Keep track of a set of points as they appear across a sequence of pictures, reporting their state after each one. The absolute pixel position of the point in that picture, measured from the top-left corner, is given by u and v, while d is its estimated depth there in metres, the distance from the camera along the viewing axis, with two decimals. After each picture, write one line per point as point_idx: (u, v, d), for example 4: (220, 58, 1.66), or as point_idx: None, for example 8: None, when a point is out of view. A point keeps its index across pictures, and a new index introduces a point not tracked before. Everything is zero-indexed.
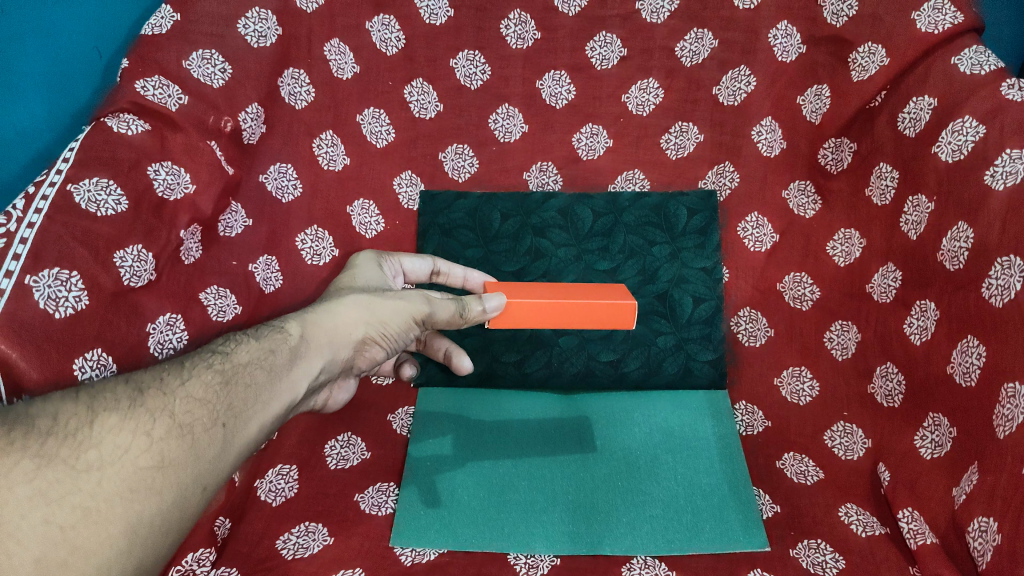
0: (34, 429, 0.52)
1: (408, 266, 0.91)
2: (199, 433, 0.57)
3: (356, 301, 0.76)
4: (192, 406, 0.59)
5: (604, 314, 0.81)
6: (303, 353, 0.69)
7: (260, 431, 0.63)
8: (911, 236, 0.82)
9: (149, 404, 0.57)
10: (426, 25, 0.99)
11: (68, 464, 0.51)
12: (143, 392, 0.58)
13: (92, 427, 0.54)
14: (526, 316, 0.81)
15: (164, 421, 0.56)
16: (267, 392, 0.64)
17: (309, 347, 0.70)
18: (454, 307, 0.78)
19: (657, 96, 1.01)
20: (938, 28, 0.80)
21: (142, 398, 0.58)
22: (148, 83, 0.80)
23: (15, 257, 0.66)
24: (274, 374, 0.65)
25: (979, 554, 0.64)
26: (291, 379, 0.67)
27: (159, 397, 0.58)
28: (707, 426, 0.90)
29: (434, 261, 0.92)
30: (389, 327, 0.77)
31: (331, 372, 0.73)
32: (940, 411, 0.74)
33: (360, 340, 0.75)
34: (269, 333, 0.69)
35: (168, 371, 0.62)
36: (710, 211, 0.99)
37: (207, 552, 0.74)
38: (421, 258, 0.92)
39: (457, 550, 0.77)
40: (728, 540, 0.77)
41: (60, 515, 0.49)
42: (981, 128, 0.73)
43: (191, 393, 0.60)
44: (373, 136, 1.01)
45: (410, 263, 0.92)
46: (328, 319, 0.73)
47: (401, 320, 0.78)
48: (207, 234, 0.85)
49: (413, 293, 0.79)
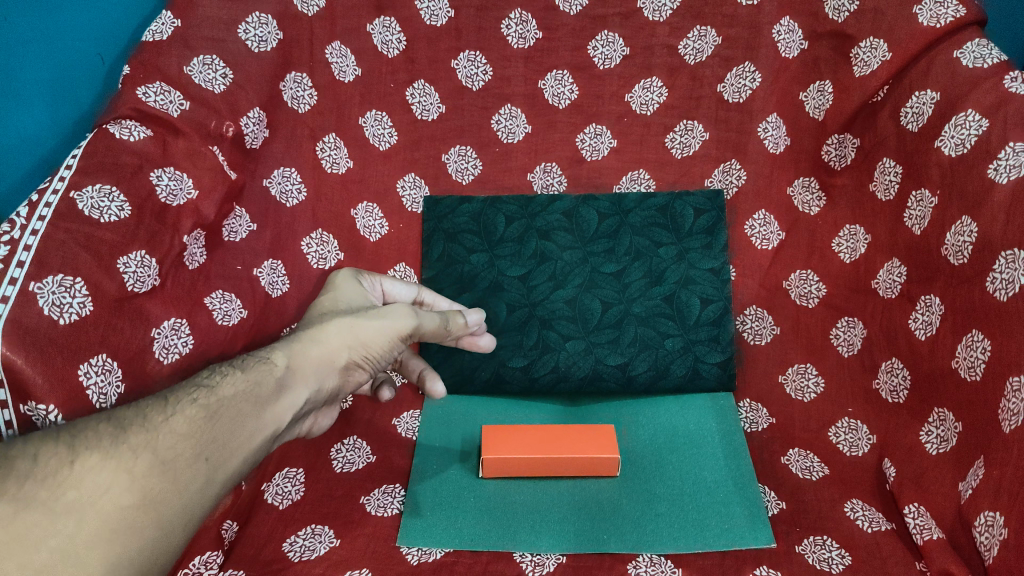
0: (12, 472, 0.52)
1: (391, 288, 0.91)
2: (182, 468, 0.58)
3: (341, 323, 0.75)
4: (177, 441, 0.59)
5: (589, 465, 0.83)
6: (290, 382, 0.69)
7: (246, 463, 0.63)
8: (915, 230, 0.82)
9: (132, 441, 0.57)
10: (426, 26, 0.98)
11: (48, 506, 0.51)
12: (126, 429, 0.58)
13: (73, 466, 0.54)
14: (510, 446, 0.83)
15: (146, 457, 0.57)
16: (252, 423, 0.64)
17: (296, 375, 0.70)
18: (439, 321, 0.82)
19: (661, 95, 1.00)
20: (941, 21, 0.80)
21: (125, 435, 0.58)
22: (150, 89, 0.81)
23: (20, 264, 0.66)
24: (261, 405, 0.65)
25: (986, 548, 0.64)
26: (277, 408, 0.67)
27: (143, 433, 0.58)
28: (712, 424, 0.90)
29: (421, 289, 0.92)
30: (375, 345, 0.76)
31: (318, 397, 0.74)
32: (945, 406, 0.75)
33: (346, 363, 0.74)
34: (256, 363, 0.69)
35: (152, 406, 0.62)
36: (718, 210, 0.98)
37: (213, 556, 0.75)
38: (407, 285, 0.91)
39: (463, 549, 0.77)
40: (735, 537, 0.76)
41: (39, 557, 0.49)
42: (985, 120, 0.73)
43: (175, 429, 0.60)
44: (377, 139, 1.01)
45: (393, 286, 0.91)
46: (314, 345, 0.73)
47: (385, 339, 0.77)
48: (211, 239, 0.86)
49: (399, 308, 0.79)
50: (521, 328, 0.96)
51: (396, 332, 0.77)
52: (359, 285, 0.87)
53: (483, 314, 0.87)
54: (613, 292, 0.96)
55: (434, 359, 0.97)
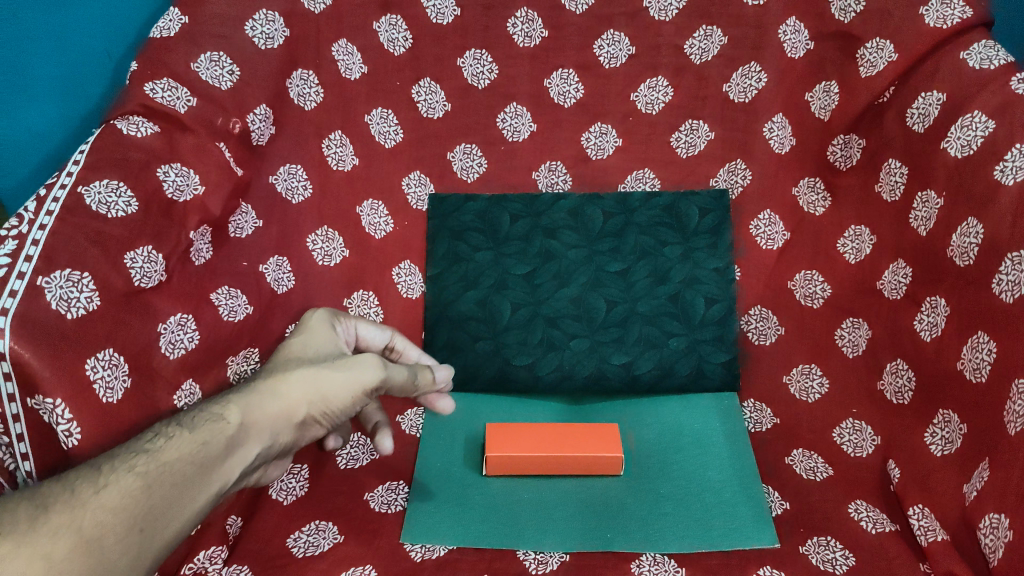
0: None
1: (365, 332, 0.84)
2: (110, 547, 0.52)
3: (303, 374, 0.68)
4: (108, 517, 0.52)
5: (593, 465, 0.83)
6: (242, 440, 0.63)
7: (184, 532, 0.58)
8: (921, 231, 0.82)
9: (53, 521, 0.50)
10: (432, 24, 0.98)
11: None
12: (45, 507, 0.51)
13: None
14: (515, 442, 0.84)
15: (69, 539, 0.50)
16: (195, 489, 0.58)
17: (249, 433, 0.63)
18: (408, 375, 0.74)
19: (667, 94, 0.99)
20: (947, 22, 0.80)
21: (44, 515, 0.50)
22: (157, 85, 0.81)
23: (28, 259, 0.66)
24: (206, 469, 0.59)
25: (990, 550, 0.64)
26: (225, 470, 0.61)
27: (67, 510, 0.51)
28: (717, 424, 0.90)
29: (393, 335, 0.86)
30: (338, 400, 0.68)
31: (274, 451, 0.67)
32: (950, 408, 0.75)
33: (304, 418, 0.67)
34: (205, 419, 0.62)
35: (81, 477, 0.54)
36: (722, 210, 0.99)
37: (218, 551, 0.75)
38: (381, 329, 0.85)
39: (466, 546, 0.77)
40: (738, 538, 0.76)
41: None
42: (991, 122, 0.73)
43: (107, 502, 0.53)
44: (382, 136, 1.01)
45: (367, 330, 0.84)
46: (271, 398, 0.66)
47: (350, 394, 0.69)
48: (217, 235, 0.86)
49: (371, 359, 0.71)
50: (526, 326, 0.96)
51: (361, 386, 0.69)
52: (332, 329, 0.79)
53: (451, 371, 0.80)
54: (618, 291, 0.96)
55: (439, 356, 0.97)
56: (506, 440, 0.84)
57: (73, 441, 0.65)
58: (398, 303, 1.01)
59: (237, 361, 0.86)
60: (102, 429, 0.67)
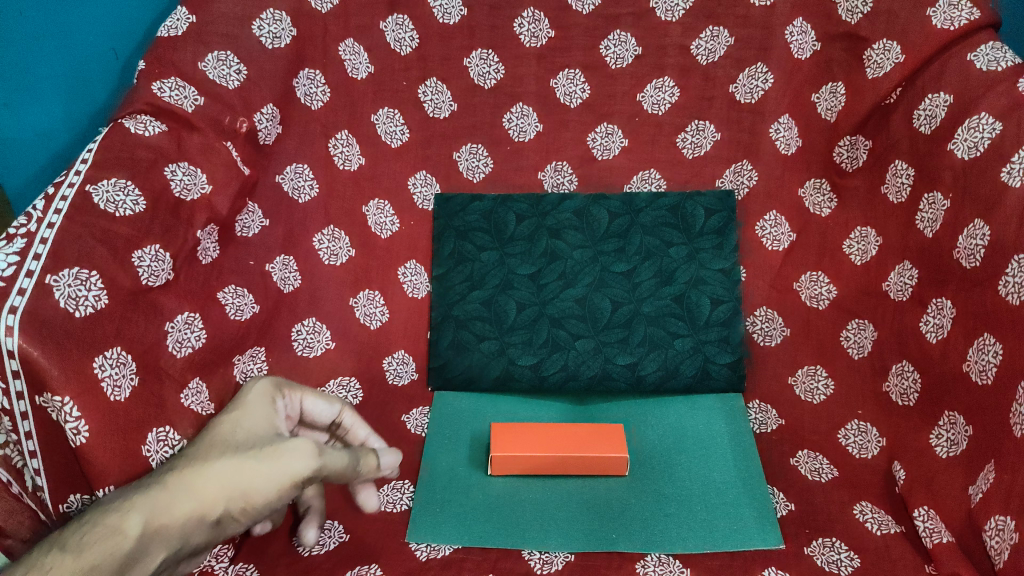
0: None
1: (311, 406, 0.80)
2: None
3: (221, 467, 0.63)
4: None
5: (598, 465, 0.83)
6: (141, 554, 0.58)
7: None
8: (927, 233, 0.82)
9: None
10: (439, 24, 0.98)
11: None
12: None
13: None
14: (522, 441, 0.84)
15: None
16: None
17: (150, 543, 0.58)
18: (349, 461, 0.73)
19: (673, 95, 0.99)
20: (955, 24, 0.81)
21: None
22: (165, 84, 0.81)
23: (37, 257, 0.66)
24: None
25: (996, 552, 0.64)
26: None
27: None
28: (722, 425, 0.90)
29: (342, 410, 0.82)
30: (260, 495, 0.64)
31: (185, 553, 0.62)
32: (956, 410, 0.74)
33: (220, 517, 0.62)
34: (99, 533, 0.56)
35: None
36: (728, 211, 0.99)
37: (224, 550, 0.74)
38: (329, 403, 0.81)
39: (471, 546, 0.77)
40: (744, 539, 0.76)
41: None
42: (999, 124, 0.73)
43: None
44: (388, 136, 1.01)
45: (313, 403, 0.80)
46: (181, 501, 0.60)
47: (274, 489, 0.64)
48: (224, 234, 0.86)
49: (300, 449, 0.67)
50: (531, 326, 0.97)
51: (289, 478, 0.65)
52: (273, 407, 0.74)
53: (399, 456, 0.81)
54: (623, 291, 0.96)
55: (445, 356, 0.98)
56: (513, 439, 0.84)
57: (80, 438, 0.64)
58: (403, 302, 1.02)
59: (244, 360, 0.87)
60: (109, 427, 0.66)
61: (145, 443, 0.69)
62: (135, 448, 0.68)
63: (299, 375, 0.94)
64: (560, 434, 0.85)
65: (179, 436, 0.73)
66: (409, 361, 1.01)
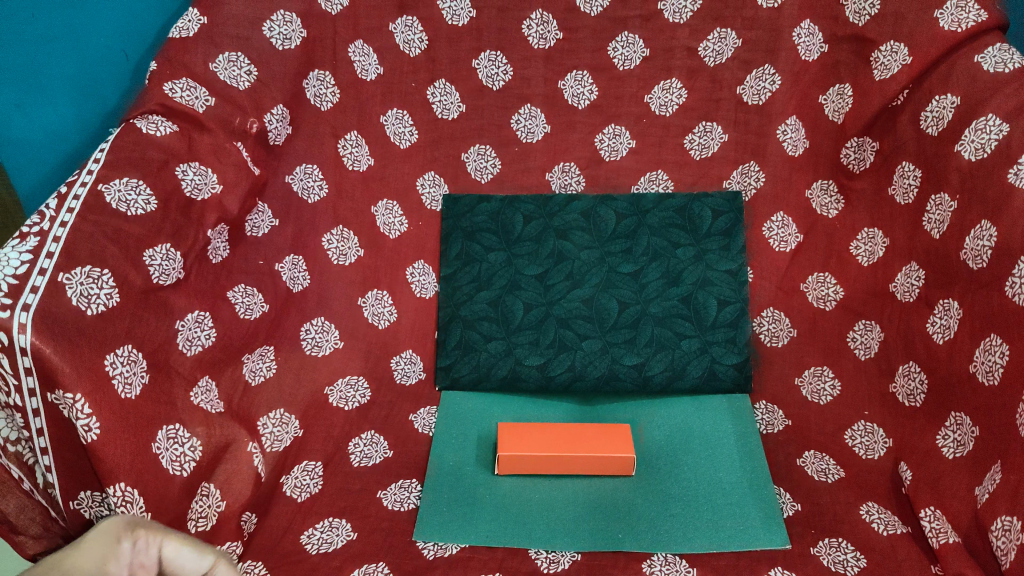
0: None
1: (173, 559, 0.58)
2: None
3: None
4: None
5: (604, 465, 0.83)
6: None
7: None
8: (934, 234, 0.82)
9: None
10: (448, 26, 0.98)
11: None
12: None
13: None
14: (527, 442, 0.84)
15: None
16: None
17: None
18: None
19: (681, 97, 0.99)
20: (962, 26, 0.81)
21: None
22: (176, 85, 0.82)
23: (50, 255, 0.66)
24: None
25: (1002, 553, 0.64)
26: None
27: None
28: (728, 426, 0.91)
29: (216, 563, 0.59)
30: None
31: None
32: (962, 411, 0.75)
33: None
34: None
35: None
36: (735, 212, 0.99)
37: (234, 546, 0.76)
38: (199, 553, 0.59)
39: (478, 545, 0.77)
40: (748, 538, 0.76)
41: None
42: (1005, 126, 0.73)
43: None
44: (397, 137, 1.02)
45: (178, 553, 0.58)
46: None
47: None
48: (234, 234, 0.87)
49: None
50: (538, 327, 0.97)
51: None
52: (115, 556, 0.55)
53: None
54: (630, 292, 0.97)
55: (452, 356, 0.98)
56: (518, 440, 0.84)
57: (91, 435, 0.63)
58: (411, 302, 1.03)
59: (252, 360, 0.88)
60: (119, 425, 0.66)
61: (155, 440, 0.69)
62: (146, 445, 0.68)
63: (307, 374, 0.94)
64: (566, 435, 0.85)
65: (189, 433, 0.73)
66: (416, 361, 1.01)
